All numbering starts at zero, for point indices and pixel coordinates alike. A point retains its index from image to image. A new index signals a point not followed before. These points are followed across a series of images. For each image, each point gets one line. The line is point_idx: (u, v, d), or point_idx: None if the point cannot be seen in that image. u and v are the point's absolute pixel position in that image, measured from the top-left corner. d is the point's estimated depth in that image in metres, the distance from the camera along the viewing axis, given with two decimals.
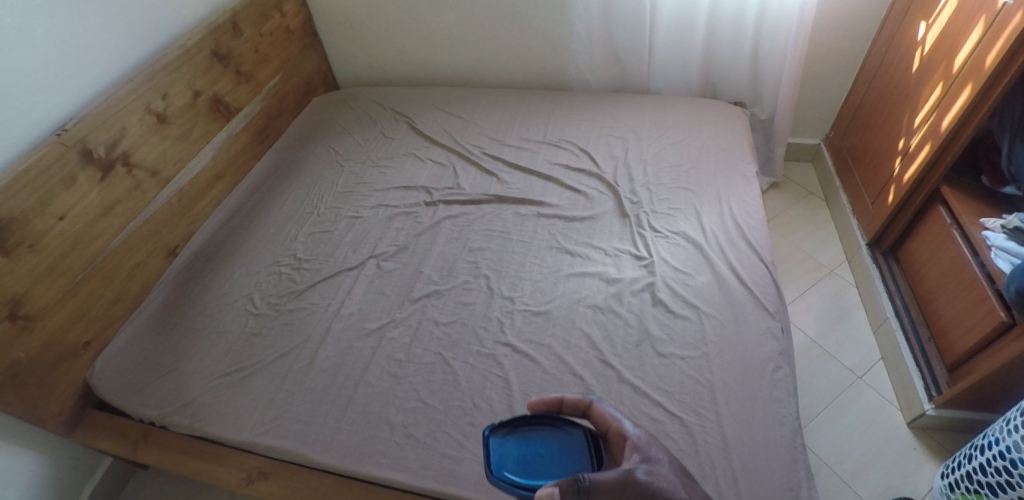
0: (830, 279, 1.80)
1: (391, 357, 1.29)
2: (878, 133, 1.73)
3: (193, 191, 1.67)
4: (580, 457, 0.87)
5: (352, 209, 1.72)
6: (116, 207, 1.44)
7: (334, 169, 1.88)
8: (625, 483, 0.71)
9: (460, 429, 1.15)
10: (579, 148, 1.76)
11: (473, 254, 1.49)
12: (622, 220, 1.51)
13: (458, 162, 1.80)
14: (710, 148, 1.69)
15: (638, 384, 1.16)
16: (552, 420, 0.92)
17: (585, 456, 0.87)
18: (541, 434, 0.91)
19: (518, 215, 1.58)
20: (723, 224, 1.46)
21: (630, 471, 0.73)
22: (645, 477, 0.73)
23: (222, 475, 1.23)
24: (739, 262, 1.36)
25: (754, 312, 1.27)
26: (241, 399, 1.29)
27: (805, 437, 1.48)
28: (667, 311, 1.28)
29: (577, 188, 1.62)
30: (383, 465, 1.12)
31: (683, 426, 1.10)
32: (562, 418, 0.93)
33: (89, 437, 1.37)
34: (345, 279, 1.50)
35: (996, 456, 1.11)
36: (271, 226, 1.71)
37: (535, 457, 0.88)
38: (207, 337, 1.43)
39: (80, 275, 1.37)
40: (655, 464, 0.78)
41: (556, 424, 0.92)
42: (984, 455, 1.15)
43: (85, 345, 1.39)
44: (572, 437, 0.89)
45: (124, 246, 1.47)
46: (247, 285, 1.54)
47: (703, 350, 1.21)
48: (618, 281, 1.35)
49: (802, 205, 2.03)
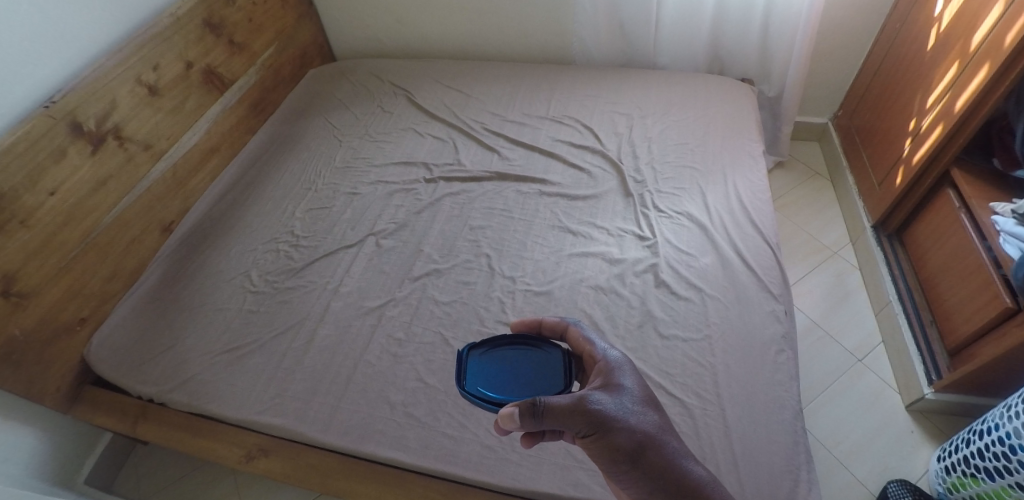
0: (834, 261, 1.79)
1: (391, 336, 1.28)
2: (888, 113, 1.70)
3: (188, 165, 1.64)
4: (557, 374, 0.91)
5: (350, 184, 1.69)
6: (109, 182, 1.41)
7: (331, 144, 1.85)
8: (576, 409, 0.76)
9: (460, 409, 1.14)
10: (583, 124, 1.72)
11: (474, 233, 1.47)
12: (626, 199, 1.49)
13: (458, 138, 1.77)
14: (716, 126, 1.66)
15: (640, 366, 1.16)
16: (536, 341, 0.95)
17: (562, 372, 0.91)
18: (523, 356, 0.95)
19: (519, 193, 1.55)
20: (728, 205, 1.44)
21: (584, 396, 0.77)
22: (597, 405, 0.77)
23: (223, 452, 1.23)
24: (744, 244, 1.34)
25: (758, 295, 1.26)
26: (240, 377, 1.29)
27: (805, 420, 1.49)
28: (670, 293, 1.27)
29: (580, 165, 1.59)
30: (384, 445, 1.12)
31: (685, 408, 1.10)
32: (545, 340, 0.96)
33: (89, 414, 1.37)
34: (344, 257, 1.48)
35: (996, 441, 1.11)
36: (268, 202, 1.68)
37: (515, 374, 0.93)
38: (204, 315, 1.41)
39: (74, 252, 1.35)
40: (615, 395, 0.79)
41: (540, 344, 0.96)
42: (983, 440, 1.16)
43: (81, 321, 1.38)
44: (550, 356, 0.93)
45: (118, 222, 1.45)
46: (243, 262, 1.52)
47: (706, 332, 1.20)
48: (621, 262, 1.33)
49: (807, 186, 2.01)
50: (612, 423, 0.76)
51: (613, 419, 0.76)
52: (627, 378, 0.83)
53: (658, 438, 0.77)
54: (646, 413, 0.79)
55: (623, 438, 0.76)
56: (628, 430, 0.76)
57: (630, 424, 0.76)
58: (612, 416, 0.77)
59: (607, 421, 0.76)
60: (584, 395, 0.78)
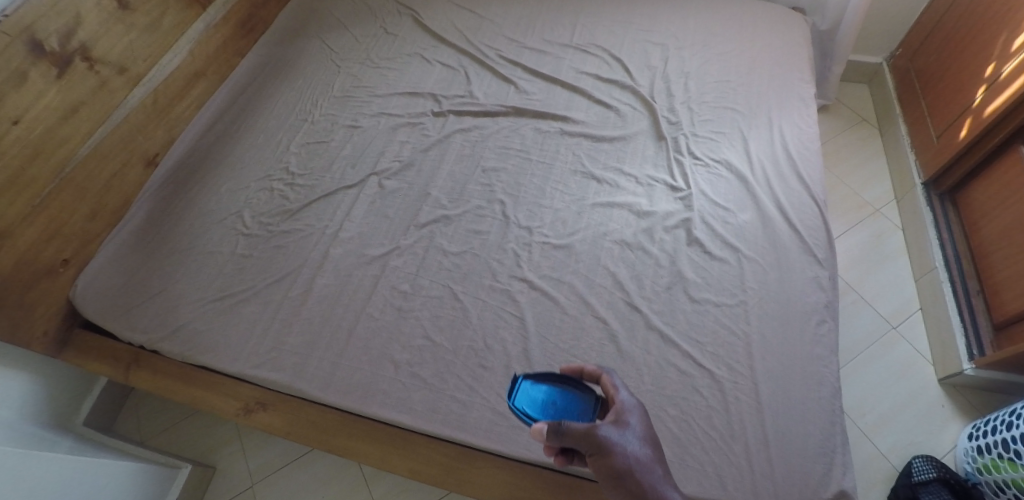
0: (875, 218, 1.66)
1: (395, 289, 1.18)
2: (961, 55, 1.51)
3: (170, 92, 1.49)
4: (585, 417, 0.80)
5: (350, 116, 1.55)
6: (80, 110, 1.27)
7: (330, 70, 1.68)
8: (588, 431, 0.70)
9: (470, 372, 1.05)
10: (611, 55, 1.54)
11: (487, 176, 1.33)
12: (657, 143, 1.34)
13: (471, 66, 1.58)
14: (762, 63, 1.49)
15: (667, 332, 1.06)
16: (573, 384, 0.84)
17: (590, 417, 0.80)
18: (557, 385, 0.84)
19: (538, 131, 1.40)
20: (772, 154, 1.30)
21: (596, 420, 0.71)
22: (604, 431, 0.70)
23: (218, 404, 1.16)
24: (787, 200, 1.23)
25: (801, 259, 1.15)
26: (234, 327, 1.21)
27: (842, 377, 1.42)
28: (703, 252, 1.15)
29: (606, 102, 1.42)
30: (387, 406, 1.04)
31: (714, 381, 1.01)
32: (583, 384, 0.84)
33: (79, 359, 1.30)
34: (344, 198, 1.36)
35: None
36: (260, 135, 1.56)
37: (549, 403, 0.82)
38: (196, 259, 1.34)
39: (49, 188, 1.23)
40: (623, 430, 0.72)
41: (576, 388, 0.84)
42: None
43: (64, 263, 1.29)
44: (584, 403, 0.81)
45: (95, 154, 1.32)
46: (236, 202, 1.43)
47: (741, 298, 1.10)
48: (650, 215, 1.21)
49: (852, 134, 1.84)
50: (616, 454, 0.69)
51: (617, 448, 0.69)
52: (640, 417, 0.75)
53: (652, 477, 0.68)
54: (654, 458, 0.71)
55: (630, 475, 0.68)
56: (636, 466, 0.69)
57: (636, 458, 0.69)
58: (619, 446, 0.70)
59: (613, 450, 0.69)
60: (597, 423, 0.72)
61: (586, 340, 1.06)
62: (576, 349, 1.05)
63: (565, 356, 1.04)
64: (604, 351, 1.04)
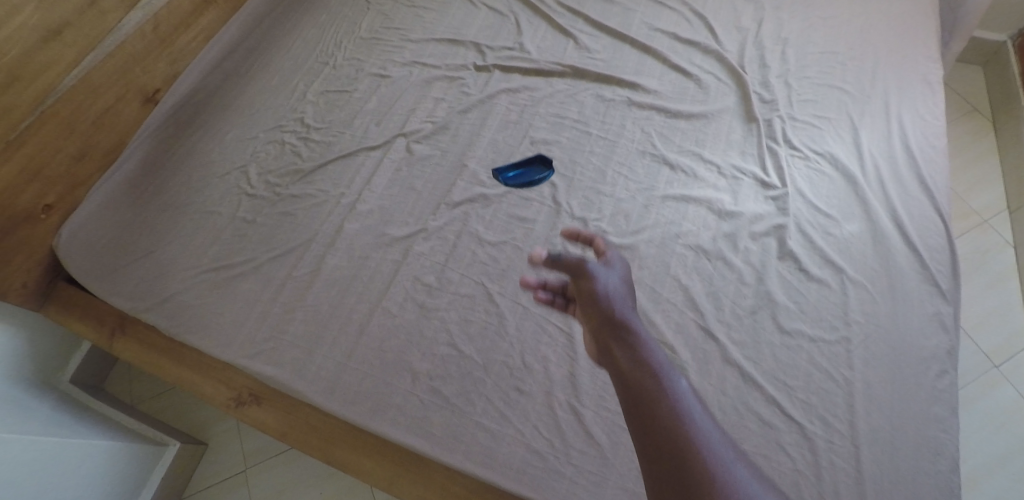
0: (982, 231, 1.40)
1: (419, 281, 0.99)
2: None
3: (175, 17, 1.27)
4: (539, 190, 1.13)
5: (377, 63, 1.32)
6: (64, 32, 1.07)
7: (358, 7, 1.45)
8: (579, 264, 0.69)
9: (502, 396, 0.87)
10: (692, 10, 1.27)
11: (536, 150, 1.11)
12: (746, 125, 1.10)
13: (523, 12, 1.33)
14: (880, 33, 1.21)
15: (748, 369, 0.86)
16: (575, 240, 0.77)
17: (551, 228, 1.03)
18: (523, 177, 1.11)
19: (600, 99, 1.16)
20: (888, 151, 1.05)
21: (586, 258, 0.70)
22: (591, 266, 0.69)
23: (207, 391, 1.00)
24: (905, 211, 0.99)
25: (919, 289, 0.92)
26: (230, 305, 1.03)
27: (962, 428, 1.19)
28: (798, 270, 0.94)
29: (685, 68, 1.17)
30: (401, 427, 0.87)
31: (805, 438, 0.81)
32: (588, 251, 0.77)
33: (61, 318, 1.13)
34: (365, 162, 1.15)
35: None
36: (274, 77, 1.36)
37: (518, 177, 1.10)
38: (193, 218, 1.16)
39: (26, 123, 1.03)
40: (609, 270, 0.70)
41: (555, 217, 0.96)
42: None
43: (47, 209, 1.11)
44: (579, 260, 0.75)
45: (85, 86, 1.11)
46: (242, 154, 1.23)
47: (844, 334, 0.89)
48: (734, 216, 0.98)
49: (960, 126, 1.56)
50: (600, 286, 0.67)
51: (600, 283, 0.67)
52: (627, 278, 0.71)
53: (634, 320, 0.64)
54: (630, 299, 0.68)
55: (610, 316, 0.64)
56: (616, 308, 0.65)
57: (613, 299, 0.66)
58: (599, 287, 0.67)
59: (593, 290, 0.66)
60: (586, 260, 0.70)
61: None
62: None
63: None
64: None
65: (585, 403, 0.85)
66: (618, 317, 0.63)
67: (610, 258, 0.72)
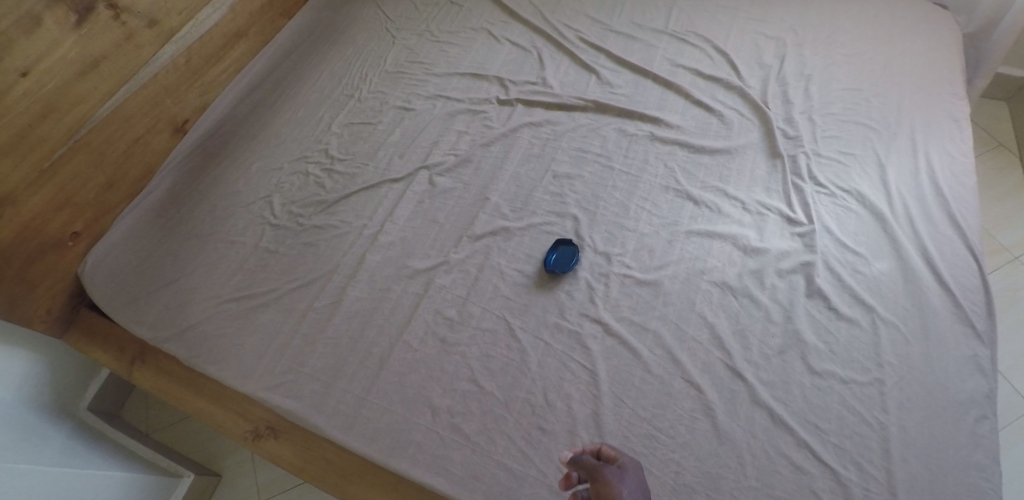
0: (1014, 268, 1.37)
1: (440, 314, 0.98)
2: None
3: (206, 51, 1.32)
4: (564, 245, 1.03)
5: (401, 96, 1.34)
6: (101, 65, 1.10)
7: (383, 42, 1.48)
8: (596, 470, 0.68)
9: (524, 434, 0.85)
10: (714, 47, 1.28)
11: (558, 183, 1.11)
12: (770, 160, 1.09)
13: (545, 48, 1.35)
14: (904, 69, 1.21)
15: (778, 411, 0.83)
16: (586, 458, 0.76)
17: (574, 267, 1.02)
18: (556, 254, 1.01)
19: (623, 133, 1.17)
20: (915, 188, 1.03)
21: (603, 462, 0.69)
22: (608, 472, 0.68)
23: (225, 422, 0.99)
24: (936, 249, 0.97)
25: (953, 329, 0.89)
26: (250, 336, 1.02)
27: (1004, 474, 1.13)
28: (827, 308, 0.92)
29: (708, 104, 1.18)
30: (420, 464, 0.85)
31: (839, 485, 0.78)
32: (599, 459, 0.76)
33: (82, 345, 1.14)
34: (388, 193, 1.16)
35: None
36: (300, 109, 1.39)
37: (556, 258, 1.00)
38: (217, 247, 1.16)
39: (59, 152, 1.07)
40: (623, 473, 0.69)
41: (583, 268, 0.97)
42: None
43: (74, 236, 1.14)
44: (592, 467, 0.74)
45: (117, 117, 1.15)
46: (267, 184, 1.25)
47: (877, 375, 0.86)
48: (760, 252, 0.97)
49: (985, 161, 1.54)
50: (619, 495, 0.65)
51: (618, 489, 0.66)
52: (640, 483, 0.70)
53: None
54: None
55: None
56: None
57: None
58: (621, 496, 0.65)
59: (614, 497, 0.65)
60: (602, 464, 0.69)
61: (673, 410, 0.84)
62: (659, 421, 0.84)
63: (645, 428, 0.83)
64: (695, 428, 0.83)
65: (610, 443, 0.82)
66: None
67: (626, 464, 0.71)
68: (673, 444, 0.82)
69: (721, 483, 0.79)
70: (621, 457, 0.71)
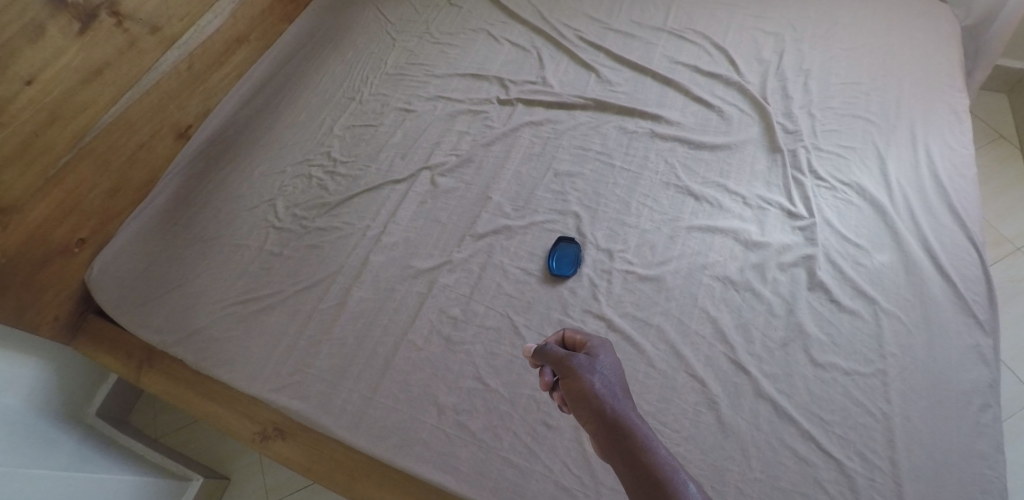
0: (1017, 258, 1.37)
1: (444, 313, 0.99)
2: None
3: (209, 57, 1.33)
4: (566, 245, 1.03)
5: (402, 98, 1.35)
6: (104, 72, 1.12)
7: (384, 45, 1.49)
8: (562, 359, 0.60)
9: (530, 430, 0.85)
10: (712, 43, 1.29)
11: (559, 181, 1.12)
12: (770, 155, 1.09)
13: (545, 47, 1.36)
14: (902, 61, 1.21)
15: (782, 403, 0.84)
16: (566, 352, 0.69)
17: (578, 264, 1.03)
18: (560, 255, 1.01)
19: (623, 131, 1.17)
20: (916, 180, 1.04)
21: (568, 351, 0.60)
22: (576, 359, 0.59)
23: (233, 424, 1.00)
24: (937, 240, 0.97)
25: (956, 320, 0.90)
26: (256, 338, 1.03)
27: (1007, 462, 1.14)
28: (829, 301, 0.92)
29: (707, 100, 1.18)
30: (427, 461, 0.85)
31: (844, 476, 0.78)
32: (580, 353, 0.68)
33: (89, 350, 1.15)
34: (390, 195, 1.17)
35: None
36: (302, 113, 1.40)
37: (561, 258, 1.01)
38: (221, 251, 1.17)
39: (64, 160, 1.08)
40: (595, 359, 0.60)
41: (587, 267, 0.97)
42: None
43: (80, 243, 1.15)
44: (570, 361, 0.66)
45: (121, 123, 1.17)
46: (270, 188, 1.26)
47: (880, 366, 0.86)
48: (761, 246, 0.98)
49: (986, 152, 1.54)
50: (587, 380, 0.57)
51: (587, 374, 0.57)
52: (616, 361, 0.61)
53: (631, 420, 0.54)
54: (626, 394, 0.57)
55: (601, 414, 0.54)
56: (608, 404, 0.55)
57: (602, 394, 0.56)
58: (594, 385, 0.56)
59: (581, 383, 0.57)
60: (569, 352, 0.60)
61: (677, 403, 0.85)
62: (664, 415, 0.84)
63: (650, 422, 0.84)
64: (700, 421, 0.83)
65: None
66: (608, 413, 0.54)
67: (597, 347, 0.62)
68: (678, 437, 0.82)
69: (727, 475, 0.79)
70: (594, 343, 0.62)
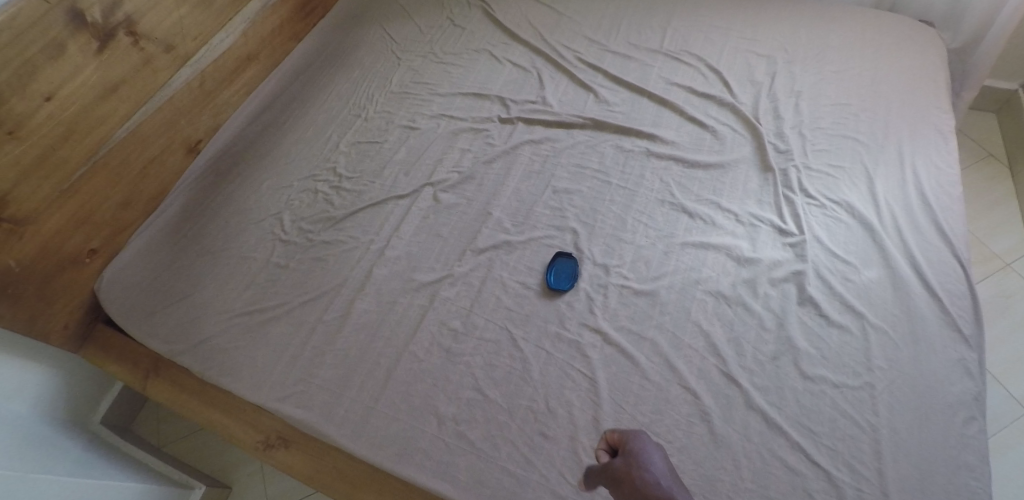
0: (1004, 275, 1.40)
1: (445, 325, 1.02)
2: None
3: (219, 74, 1.38)
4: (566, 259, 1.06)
5: (407, 116, 1.39)
6: (120, 89, 1.16)
7: (389, 64, 1.54)
8: (607, 468, 0.69)
9: (527, 440, 0.88)
10: (707, 65, 1.33)
11: (558, 198, 1.15)
12: (762, 174, 1.13)
13: (545, 68, 1.41)
14: (891, 83, 1.25)
15: (772, 415, 0.86)
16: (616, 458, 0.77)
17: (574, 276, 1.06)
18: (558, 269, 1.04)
19: (620, 149, 1.21)
20: (903, 199, 1.07)
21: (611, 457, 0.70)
22: (619, 461, 0.68)
23: (237, 432, 1.02)
24: (924, 257, 1.00)
25: (941, 335, 0.92)
26: (262, 348, 1.06)
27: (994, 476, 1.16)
28: (818, 316, 0.95)
29: (701, 120, 1.22)
30: (426, 470, 0.88)
31: (832, 486, 0.81)
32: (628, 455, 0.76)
33: (97, 359, 1.18)
34: (394, 210, 1.20)
35: None
36: (309, 129, 1.44)
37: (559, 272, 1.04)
38: (228, 262, 1.20)
39: (79, 173, 1.12)
40: (635, 454, 0.69)
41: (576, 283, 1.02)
42: None
43: (91, 253, 1.19)
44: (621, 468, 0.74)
45: (134, 138, 1.21)
46: (277, 202, 1.29)
47: (867, 380, 0.89)
48: (753, 262, 1.01)
49: (975, 171, 1.58)
50: (635, 475, 0.65)
51: (633, 470, 0.66)
52: (656, 449, 0.70)
53: None
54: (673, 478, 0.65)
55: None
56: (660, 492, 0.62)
57: (653, 483, 0.64)
58: (641, 478, 0.65)
59: (631, 481, 0.65)
60: (613, 458, 0.70)
61: (670, 415, 0.87)
62: (657, 426, 0.87)
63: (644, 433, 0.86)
64: (693, 432, 0.86)
65: None
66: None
67: (634, 442, 0.71)
68: (671, 448, 0.85)
69: (718, 485, 0.81)
70: (630, 441, 0.71)
